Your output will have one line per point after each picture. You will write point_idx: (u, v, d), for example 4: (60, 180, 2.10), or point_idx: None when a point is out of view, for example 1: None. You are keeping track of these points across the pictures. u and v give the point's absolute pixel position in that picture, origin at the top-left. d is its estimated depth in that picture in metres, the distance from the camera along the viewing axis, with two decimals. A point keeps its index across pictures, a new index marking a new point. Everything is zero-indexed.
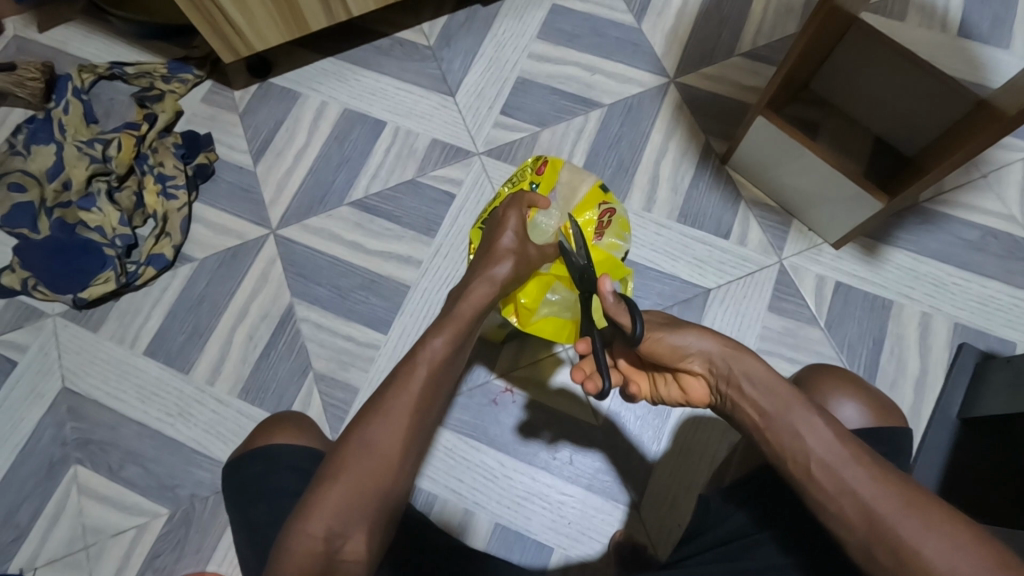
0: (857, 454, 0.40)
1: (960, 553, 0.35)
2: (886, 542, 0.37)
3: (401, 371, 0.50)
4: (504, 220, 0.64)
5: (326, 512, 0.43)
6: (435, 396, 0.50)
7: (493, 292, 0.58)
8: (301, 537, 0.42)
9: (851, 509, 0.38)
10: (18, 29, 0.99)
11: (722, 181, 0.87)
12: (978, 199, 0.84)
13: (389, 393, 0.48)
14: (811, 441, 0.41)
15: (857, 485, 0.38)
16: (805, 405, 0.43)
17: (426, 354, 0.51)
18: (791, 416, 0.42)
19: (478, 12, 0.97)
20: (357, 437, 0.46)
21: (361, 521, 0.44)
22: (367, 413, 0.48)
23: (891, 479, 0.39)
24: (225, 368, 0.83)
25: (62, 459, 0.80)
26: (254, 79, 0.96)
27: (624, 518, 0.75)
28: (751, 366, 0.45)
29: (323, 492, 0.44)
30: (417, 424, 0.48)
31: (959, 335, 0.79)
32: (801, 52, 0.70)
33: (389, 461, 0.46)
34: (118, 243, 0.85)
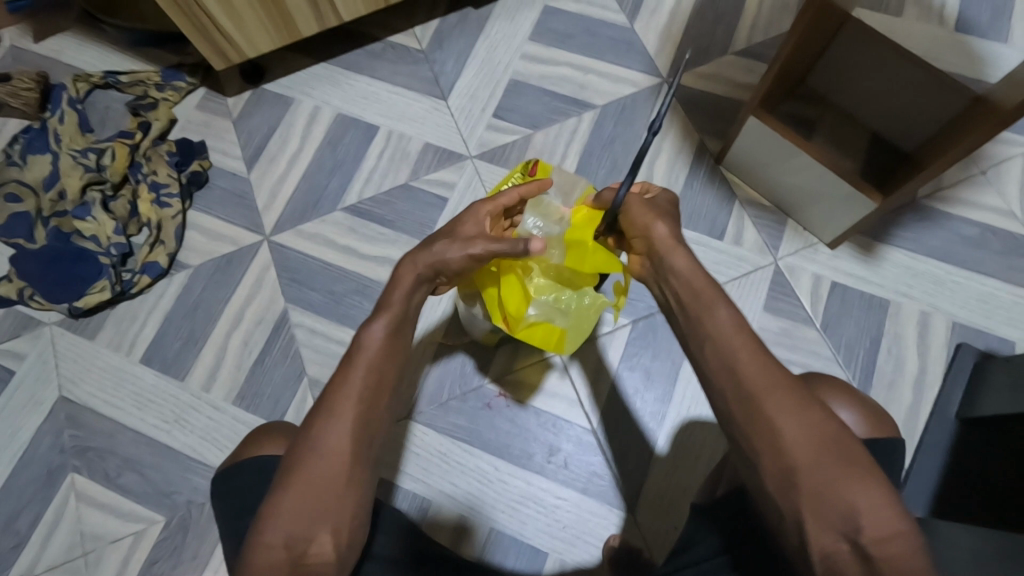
0: (801, 395, 0.42)
1: (880, 503, 0.37)
2: (812, 473, 0.39)
3: (340, 372, 0.45)
4: (464, 216, 0.58)
5: (284, 520, 0.40)
6: (384, 382, 0.45)
7: (436, 265, 0.51)
8: (260, 550, 0.39)
9: (795, 445, 0.40)
10: (15, 39, 0.99)
11: (716, 180, 0.87)
12: (977, 195, 0.83)
13: (331, 388, 0.44)
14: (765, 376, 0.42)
15: (806, 423, 0.40)
16: (760, 351, 0.43)
17: (365, 341, 0.46)
18: (746, 351, 0.43)
19: (470, 13, 0.97)
20: (304, 438, 0.42)
21: (325, 519, 0.40)
22: (313, 410, 0.44)
23: (829, 425, 0.40)
24: (220, 374, 0.83)
25: (61, 466, 0.80)
26: (247, 86, 0.96)
27: (619, 522, 0.74)
28: (708, 301, 0.47)
29: (279, 498, 0.41)
30: (367, 413, 0.43)
31: (958, 335, 0.78)
32: (793, 47, 0.69)
33: (344, 459, 0.42)
34: (114, 252, 0.86)
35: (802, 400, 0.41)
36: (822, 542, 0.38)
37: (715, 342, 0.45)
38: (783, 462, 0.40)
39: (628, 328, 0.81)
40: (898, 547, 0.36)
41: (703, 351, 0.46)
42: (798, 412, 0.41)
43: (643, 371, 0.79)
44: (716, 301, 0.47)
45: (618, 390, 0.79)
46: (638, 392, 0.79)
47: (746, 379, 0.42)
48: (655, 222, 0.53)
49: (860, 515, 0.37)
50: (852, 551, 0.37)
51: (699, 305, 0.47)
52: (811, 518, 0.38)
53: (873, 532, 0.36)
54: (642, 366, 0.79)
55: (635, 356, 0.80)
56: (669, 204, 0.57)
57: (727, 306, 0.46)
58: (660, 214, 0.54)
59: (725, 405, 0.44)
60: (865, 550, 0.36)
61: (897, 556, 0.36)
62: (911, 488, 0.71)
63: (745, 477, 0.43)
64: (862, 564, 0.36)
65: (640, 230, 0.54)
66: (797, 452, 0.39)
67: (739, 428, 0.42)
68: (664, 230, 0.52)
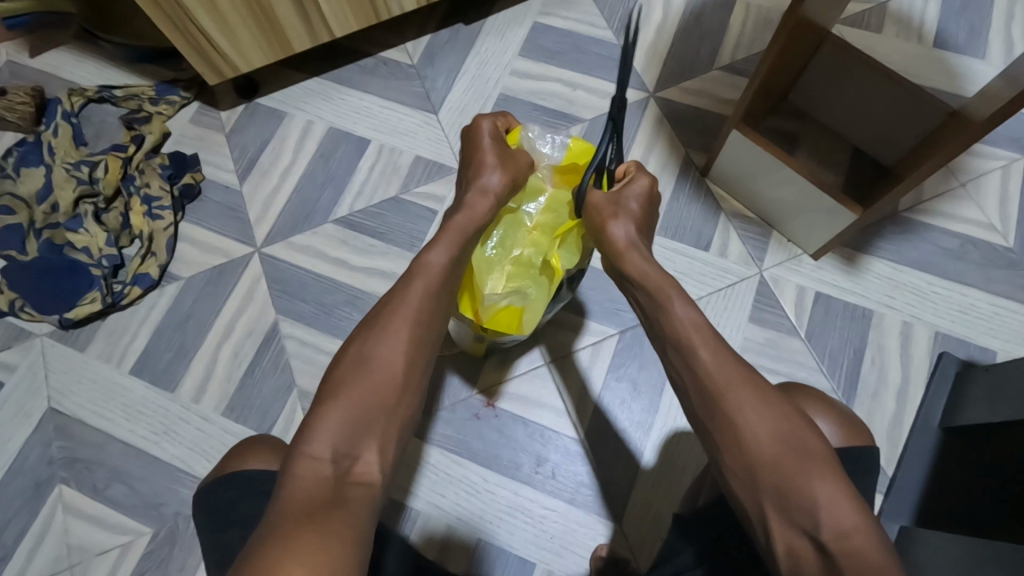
0: (763, 395, 0.48)
1: (837, 498, 0.41)
2: (775, 467, 0.44)
3: (400, 290, 0.54)
4: (492, 138, 0.66)
5: (334, 432, 0.45)
6: (435, 312, 0.54)
7: (485, 205, 0.61)
8: (307, 461, 0.43)
9: (759, 443, 0.45)
10: (11, 54, 1.01)
11: (702, 193, 0.88)
12: (956, 207, 0.85)
13: (389, 312, 0.53)
14: (727, 376, 0.49)
15: (765, 420, 0.46)
16: (730, 359, 0.50)
17: (426, 267, 0.56)
18: (713, 357, 0.50)
19: (461, 30, 0.99)
20: (361, 353, 0.50)
21: (371, 435, 0.46)
22: (372, 333, 0.52)
23: (793, 422, 0.46)
24: (210, 386, 0.83)
25: (48, 478, 0.80)
26: (241, 100, 0.97)
27: (607, 532, 0.74)
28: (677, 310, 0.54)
29: (327, 412, 0.46)
30: (419, 337, 0.52)
31: (940, 345, 0.79)
32: (772, 64, 0.71)
33: (394, 377, 0.49)
34: (105, 264, 0.86)
35: (764, 398, 0.47)
36: (786, 535, 0.42)
37: (691, 355, 0.51)
38: (749, 456, 0.45)
39: (616, 338, 0.82)
40: (857, 540, 0.39)
41: (679, 362, 0.52)
42: (759, 410, 0.47)
43: (630, 381, 0.80)
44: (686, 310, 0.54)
45: (605, 400, 0.79)
46: (625, 402, 0.79)
47: (716, 382, 0.49)
48: (616, 224, 0.60)
49: (818, 509, 0.41)
50: (814, 548, 0.40)
51: (668, 318, 0.54)
52: (774, 513, 0.43)
53: (834, 528, 0.40)
54: (629, 376, 0.80)
55: (622, 366, 0.81)
56: (636, 201, 0.62)
57: (696, 316, 0.53)
58: (622, 215, 0.60)
59: (699, 411, 0.50)
60: (824, 546, 0.40)
61: (859, 549, 0.39)
62: (896, 497, 0.71)
63: (719, 478, 0.48)
64: (821, 558, 0.40)
65: (598, 228, 0.61)
66: (759, 446, 0.45)
67: (715, 434, 0.48)
68: (620, 233, 0.59)
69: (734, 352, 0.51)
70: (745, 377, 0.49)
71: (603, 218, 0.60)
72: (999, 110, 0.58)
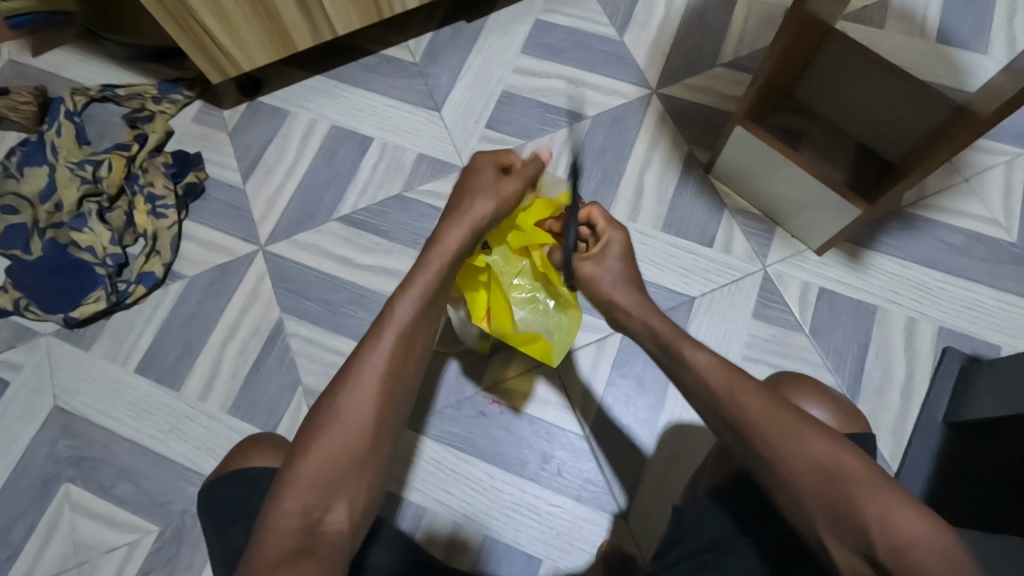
0: (797, 420, 0.42)
1: (889, 509, 0.37)
2: (821, 497, 0.39)
3: (367, 342, 0.47)
4: (477, 167, 0.61)
5: (303, 484, 0.41)
6: (408, 359, 0.47)
7: (466, 233, 0.55)
8: (278, 517, 0.40)
9: (798, 474, 0.40)
10: (13, 53, 1.00)
11: (706, 189, 0.88)
12: (960, 203, 0.85)
13: (355, 362, 0.46)
14: (750, 413, 0.44)
15: (798, 447, 0.41)
16: (754, 390, 0.45)
17: (393, 316, 0.48)
18: (730, 391, 0.45)
19: (463, 28, 0.99)
20: (326, 405, 0.44)
21: (345, 484, 0.42)
22: (337, 384, 0.45)
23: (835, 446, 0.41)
24: (215, 384, 0.83)
25: (55, 477, 0.80)
26: (243, 99, 0.97)
27: (613, 528, 0.75)
28: (691, 352, 0.49)
29: (292, 469, 0.42)
30: (390, 387, 0.45)
31: (945, 340, 0.79)
32: (777, 59, 0.71)
33: (362, 423, 0.43)
34: (109, 263, 0.86)
35: (792, 425, 0.42)
36: (845, 555, 0.38)
37: (713, 397, 0.46)
38: (793, 494, 0.41)
39: (620, 335, 0.82)
40: (919, 553, 0.35)
41: (700, 399, 0.48)
42: (793, 435, 0.41)
43: (635, 378, 0.80)
44: (697, 350, 0.49)
45: (611, 396, 0.79)
46: (630, 398, 0.79)
47: (743, 417, 0.44)
48: (617, 291, 0.57)
49: (871, 526, 0.37)
50: (869, 563, 0.37)
51: (683, 362, 0.49)
52: (828, 532, 0.39)
53: (887, 543, 0.36)
54: (635, 373, 0.80)
55: (627, 363, 0.81)
56: (618, 259, 0.59)
57: (712, 355, 0.48)
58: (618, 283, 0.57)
59: (734, 447, 0.45)
60: (878, 561, 0.36)
61: (921, 562, 0.35)
62: None
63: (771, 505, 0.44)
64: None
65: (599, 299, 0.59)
66: (800, 476, 0.40)
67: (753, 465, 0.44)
68: (626, 300, 0.56)
69: (755, 381, 0.45)
70: (772, 407, 0.43)
71: (603, 288, 0.58)
72: (1003, 105, 0.58)
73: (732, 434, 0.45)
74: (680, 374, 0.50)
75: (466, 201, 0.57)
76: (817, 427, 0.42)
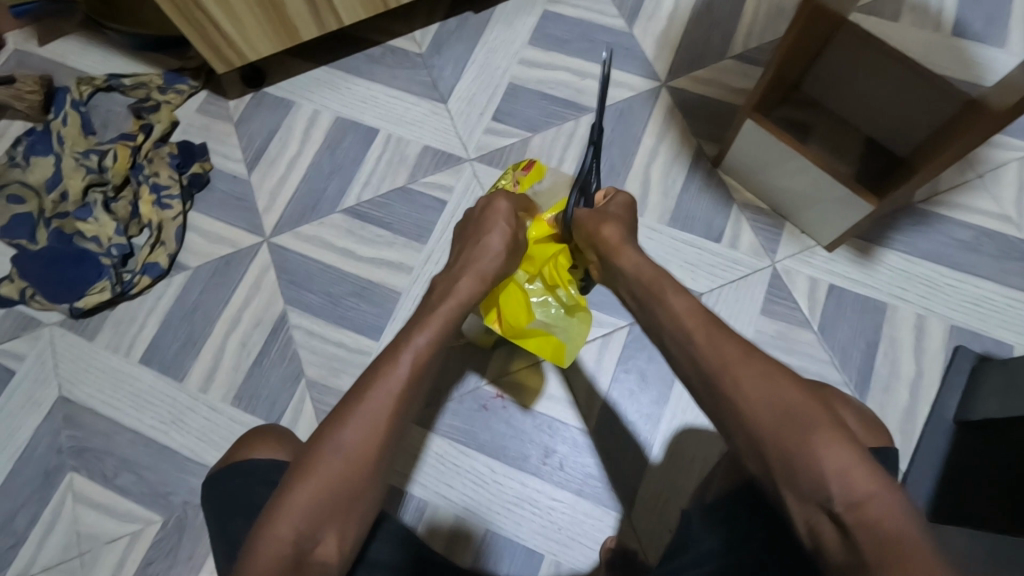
0: (768, 368, 0.41)
1: (850, 465, 0.36)
2: (777, 443, 0.39)
3: (377, 371, 0.45)
4: (492, 205, 0.60)
5: (295, 512, 0.40)
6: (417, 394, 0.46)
7: (479, 288, 0.55)
8: (269, 541, 0.39)
9: (759, 419, 0.40)
10: (19, 43, 1.00)
11: (714, 184, 0.87)
12: (972, 199, 0.83)
13: (366, 384, 0.45)
14: (727, 360, 0.43)
15: (769, 397, 0.40)
16: (730, 336, 0.44)
17: (407, 350, 0.47)
18: (708, 340, 0.44)
19: (469, 19, 0.98)
20: (329, 430, 0.43)
21: (334, 520, 0.40)
22: (343, 406, 0.44)
23: (795, 392, 0.40)
24: (218, 376, 0.83)
25: (59, 467, 0.81)
26: (248, 89, 0.97)
27: (615, 523, 0.74)
28: (672, 297, 0.49)
29: (293, 492, 0.40)
30: (398, 421, 0.44)
31: (954, 338, 0.78)
32: (785, 53, 0.70)
33: (364, 458, 0.42)
34: (114, 253, 0.86)
35: (766, 374, 0.41)
36: (804, 511, 0.37)
37: (690, 344, 0.45)
38: (752, 440, 0.40)
39: (625, 330, 0.81)
40: (873, 508, 0.34)
41: (674, 346, 0.47)
42: (765, 386, 0.41)
43: (638, 373, 0.79)
44: (679, 296, 0.49)
45: (615, 391, 0.79)
46: (633, 394, 0.79)
47: (708, 363, 0.43)
48: (605, 225, 0.56)
49: (826, 476, 0.36)
50: (827, 518, 0.36)
51: (665, 306, 0.49)
52: (788, 487, 0.38)
53: (844, 496, 0.35)
54: (638, 368, 0.80)
55: (631, 358, 0.80)
56: (621, 207, 0.60)
57: (692, 303, 0.48)
58: (611, 220, 0.57)
59: (700, 394, 0.44)
60: (838, 516, 0.35)
61: (874, 518, 0.34)
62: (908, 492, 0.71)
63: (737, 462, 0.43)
64: (839, 531, 0.35)
65: (590, 237, 0.56)
66: (760, 423, 0.40)
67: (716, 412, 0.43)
68: (611, 231, 0.55)
69: (732, 331, 0.45)
70: (742, 354, 0.43)
71: (591, 224, 0.56)
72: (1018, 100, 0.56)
73: (704, 381, 0.44)
74: (658, 324, 0.49)
75: (478, 247, 0.57)
76: (789, 377, 0.41)
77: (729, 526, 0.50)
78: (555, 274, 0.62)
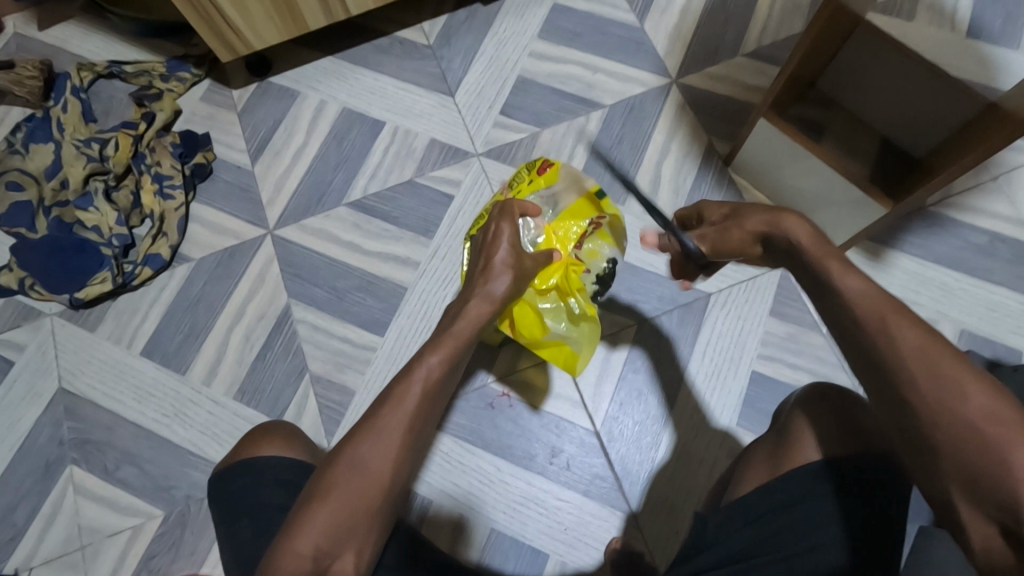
0: (950, 358, 0.35)
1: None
2: (964, 453, 0.33)
3: (389, 394, 0.44)
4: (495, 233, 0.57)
5: (314, 532, 0.39)
6: (430, 414, 0.45)
7: (491, 308, 0.53)
8: (288, 559, 0.39)
9: (938, 425, 0.34)
10: (18, 26, 0.98)
11: (725, 183, 0.86)
12: (986, 202, 0.83)
13: (379, 407, 0.43)
14: (900, 349, 0.36)
15: (952, 399, 0.34)
16: (901, 314, 0.37)
17: (420, 372, 0.45)
18: (877, 316, 0.37)
19: (478, 10, 0.96)
20: (347, 453, 0.42)
21: (353, 538, 0.40)
22: (358, 429, 0.43)
23: (991, 396, 0.33)
24: (221, 369, 0.82)
25: (59, 459, 0.80)
26: (252, 78, 0.95)
27: (621, 524, 0.74)
28: (843, 277, 0.40)
29: (311, 512, 0.40)
30: (412, 444, 0.43)
31: (965, 343, 0.77)
32: (806, 51, 0.69)
33: (380, 482, 0.41)
34: (115, 243, 0.85)
35: (949, 368, 0.34)
36: (979, 525, 0.33)
37: (854, 326, 0.38)
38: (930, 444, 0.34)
39: (633, 330, 0.80)
40: None
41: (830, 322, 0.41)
42: (941, 387, 0.34)
43: (647, 374, 0.79)
44: (850, 275, 0.40)
45: (622, 392, 0.78)
46: (642, 394, 0.78)
47: (880, 351, 0.36)
48: (791, 222, 0.47)
49: (1017, 492, 0.31)
50: (1006, 535, 0.32)
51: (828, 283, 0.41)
52: (959, 497, 0.33)
53: None
54: (647, 368, 0.79)
55: (639, 358, 0.79)
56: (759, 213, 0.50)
57: (865, 282, 0.39)
58: (781, 218, 0.47)
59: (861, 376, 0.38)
60: (1021, 534, 0.31)
61: None
62: None
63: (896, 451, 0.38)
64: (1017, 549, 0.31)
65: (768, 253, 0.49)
66: (942, 430, 0.34)
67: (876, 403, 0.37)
68: (801, 228, 0.46)
69: (910, 310, 0.37)
70: (922, 345, 0.35)
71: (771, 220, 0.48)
72: None
73: (864, 364, 0.38)
74: (818, 295, 0.42)
75: (484, 272, 0.55)
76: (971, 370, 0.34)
77: (750, 529, 0.48)
78: (567, 283, 0.63)
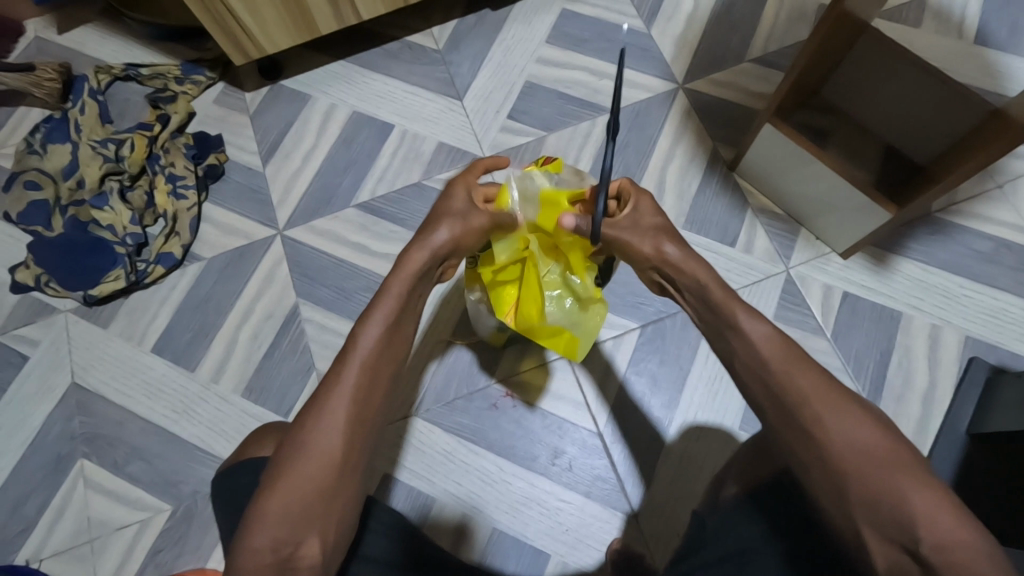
0: (845, 398, 0.37)
1: (938, 513, 0.33)
2: (863, 485, 0.35)
3: (333, 370, 0.41)
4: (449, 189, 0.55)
5: (269, 522, 0.38)
6: (378, 385, 0.42)
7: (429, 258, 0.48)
8: (246, 555, 0.38)
9: (837, 458, 0.36)
10: (39, 30, 1.01)
11: (729, 187, 0.87)
12: (991, 209, 0.83)
13: (325, 385, 0.41)
14: (799, 389, 0.38)
15: (840, 434, 0.36)
16: (797, 355, 0.39)
17: (358, 343, 0.42)
18: (776, 363, 0.39)
19: (487, 16, 0.98)
20: (294, 435, 0.40)
21: (312, 522, 0.39)
22: (306, 409, 0.41)
23: (880, 433, 0.36)
24: (229, 367, 0.84)
25: (70, 453, 0.81)
26: (265, 82, 0.97)
27: (622, 526, 0.74)
28: (747, 322, 0.42)
29: (263, 501, 0.38)
30: (363, 419, 0.41)
31: (970, 349, 0.77)
32: (812, 56, 0.69)
33: (333, 462, 0.39)
34: (129, 242, 0.86)
35: (842, 406, 0.37)
36: (883, 549, 0.35)
37: (759, 368, 0.40)
38: (835, 481, 0.36)
39: (636, 332, 0.81)
40: (961, 552, 0.32)
41: (741, 366, 0.42)
42: (840, 422, 0.36)
43: (649, 376, 0.79)
44: (754, 318, 0.42)
45: (625, 394, 0.79)
46: (644, 397, 0.79)
47: (786, 394, 0.38)
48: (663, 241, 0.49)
49: (914, 519, 0.33)
50: (911, 559, 0.34)
51: (733, 326, 0.42)
52: (865, 529, 0.35)
53: (932, 540, 0.33)
54: (649, 371, 0.79)
55: (642, 361, 0.80)
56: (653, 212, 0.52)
57: (767, 324, 0.41)
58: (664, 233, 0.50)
59: (768, 418, 0.40)
60: (923, 559, 0.33)
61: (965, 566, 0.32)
62: None
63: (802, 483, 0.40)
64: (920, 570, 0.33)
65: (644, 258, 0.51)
66: (841, 459, 0.36)
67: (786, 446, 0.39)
68: (674, 249, 0.49)
69: (809, 357, 0.39)
70: (823, 386, 0.38)
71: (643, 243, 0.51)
72: None
73: (777, 410, 0.39)
74: (723, 340, 0.43)
75: (429, 227, 0.50)
76: (862, 406, 0.37)
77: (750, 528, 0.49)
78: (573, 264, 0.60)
